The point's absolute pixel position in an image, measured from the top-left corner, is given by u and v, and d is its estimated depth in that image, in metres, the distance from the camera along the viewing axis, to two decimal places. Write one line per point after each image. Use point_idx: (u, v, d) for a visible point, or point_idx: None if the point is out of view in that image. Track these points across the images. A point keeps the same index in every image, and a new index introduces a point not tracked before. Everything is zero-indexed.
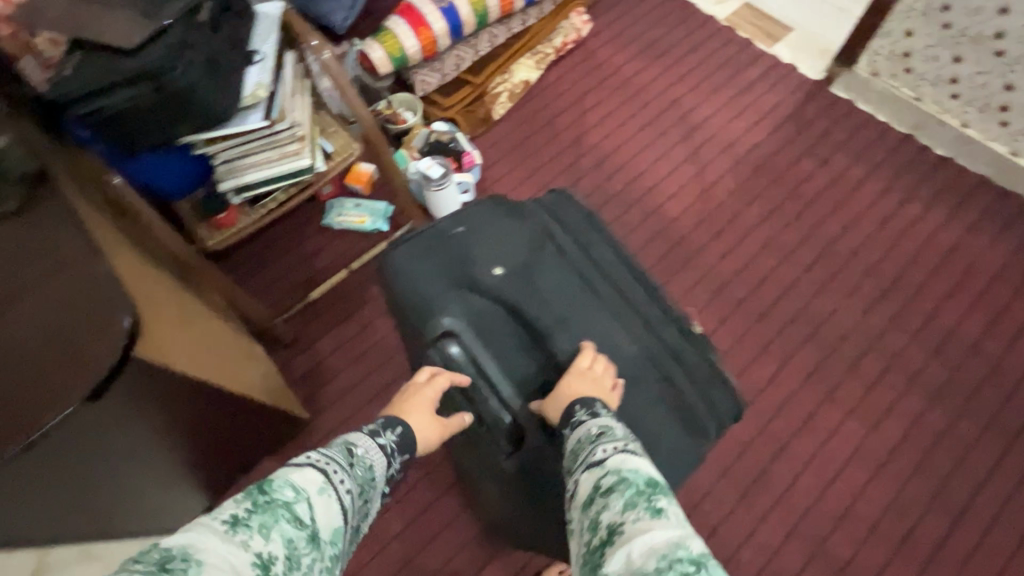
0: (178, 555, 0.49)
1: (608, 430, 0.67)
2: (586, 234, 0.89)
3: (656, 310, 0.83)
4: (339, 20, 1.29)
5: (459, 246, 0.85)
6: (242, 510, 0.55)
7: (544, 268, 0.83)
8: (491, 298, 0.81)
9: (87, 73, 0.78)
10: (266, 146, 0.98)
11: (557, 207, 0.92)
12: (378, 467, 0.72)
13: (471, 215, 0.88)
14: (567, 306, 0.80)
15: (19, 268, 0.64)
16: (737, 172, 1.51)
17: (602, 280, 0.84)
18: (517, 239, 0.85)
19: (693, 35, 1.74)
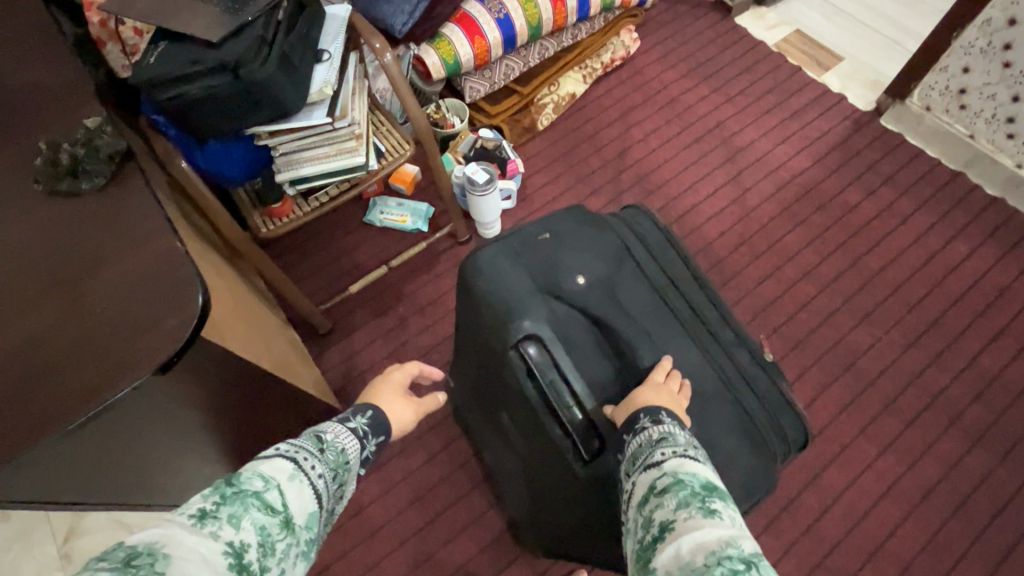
0: (144, 550, 0.45)
1: (669, 435, 0.66)
2: (663, 253, 0.92)
3: (728, 332, 0.86)
4: (398, 23, 1.30)
5: (544, 252, 0.88)
6: (210, 502, 0.51)
7: (625, 283, 0.87)
8: (571, 305, 0.84)
9: (171, 60, 0.82)
10: (324, 141, 1.02)
11: (635, 223, 0.95)
12: (349, 453, 0.70)
13: (556, 223, 0.92)
14: (646, 321, 0.83)
15: (92, 238, 0.65)
16: (780, 197, 1.50)
17: (678, 300, 0.87)
18: (600, 251, 0.89)
19: (742, 59, 1.74)
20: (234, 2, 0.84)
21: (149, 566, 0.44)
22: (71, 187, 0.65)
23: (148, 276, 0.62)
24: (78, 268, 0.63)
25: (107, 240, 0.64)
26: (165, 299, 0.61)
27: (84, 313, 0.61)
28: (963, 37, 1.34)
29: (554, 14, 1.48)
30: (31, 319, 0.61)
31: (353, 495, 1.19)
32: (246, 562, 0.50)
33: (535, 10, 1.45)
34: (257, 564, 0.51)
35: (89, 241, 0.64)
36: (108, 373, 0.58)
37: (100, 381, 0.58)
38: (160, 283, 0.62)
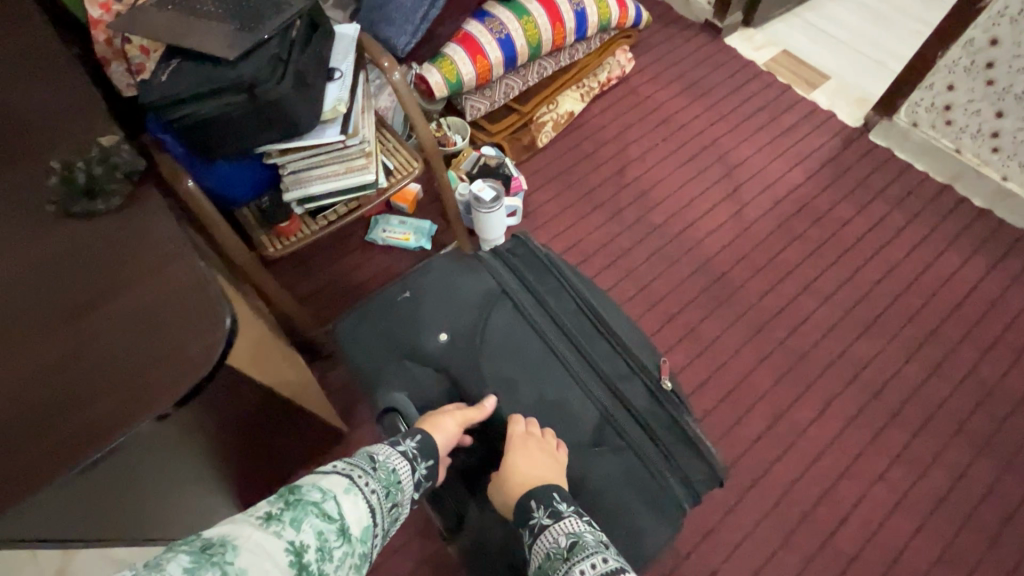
0: (217, 544, 0.52)
1: (578, 539, 0.71)
2: (542, 290, 0.99)
3: (604, 362, 0.92)
4: (402, 44, 1.32)
5: (411, 314, 0.96)
6: (275, 507, 0.57)
7: (490, 331, 0.94)
8: (436, 365, 0.93)
9: (185, 80, 0.81)
10: (335, 159, 1.01)
11: (508, 261, 1.02)
12: (402, 472, 0.73)
13: (425, 282, 0.99)
14: (511, 367, 0.91)
15: (110, 262, 0.62)
16: (778, 210, 1.53)
17: (557, 334, 0.94)
18: (465, 303, 0.96)
19: (734, 78, 1.79)
20: (249, 22, 0.83)
21: (219, 555, 0.51)
22: (86, 207, 0.64)
23: (171, 300, 0.60)
24: (96, 292, 0.61)
25: (125, 262, 0.62)
26: (188, 324, 0.59)
27: (104, 341, 0.59)
28: (947, 56, 1.40)
29: (554, 34, 1.50)
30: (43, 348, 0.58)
31: None
32: (304, 564, 0.55)
33: (535, 31, 1.47)
34: (314, 567, 0.55)
35: (106, 263, 0.62)
36: (130, 404, 0.55)
37: (120, 413, 0.55)
38: (184, 308, 0.60)
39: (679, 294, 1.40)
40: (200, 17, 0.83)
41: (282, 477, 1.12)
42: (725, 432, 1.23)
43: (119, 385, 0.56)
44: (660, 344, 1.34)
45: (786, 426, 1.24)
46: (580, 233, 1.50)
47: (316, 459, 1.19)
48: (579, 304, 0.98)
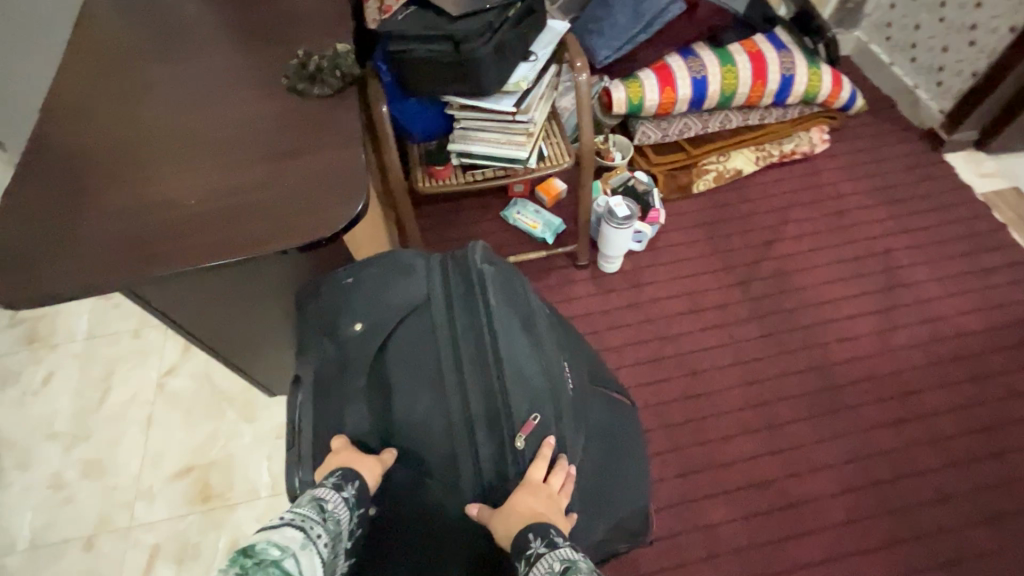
0: None
1: (572, 565, 0.60)
2: (466, 306, 0.80)
3: (485, 414, 0.74)
4: (602, 55, 1.42)
5: (337, 295, 0.85)
6: (232, 574, 0.52)
7: (399, 339, 0.81)
8: (342, 354, 0.82)
9: (415, 23, 0.96)
10: (500, 128, 1.12)
11: (452, 266, 0.84)
12: (346, 523, 0.67)
13: (366, 266, 0.87)
14: (400, 383, 0.78)
15: (302, 132, 0.78)
16: (934, 348, 1.33)
17: (452, 366, 0.77)
18: (390, 302, 0.83)
19: (939, 195, 1.59)
20: None
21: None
22: (305, 88, 0.80)
23: (334, 175, 0.74)
24: (285, 149, 0.77)
25: (316, 135, 0.78)
26: (335, 198, 0.72)
27: (275, 184, 0.75)
28: None
29: (751, 91, 1.49)
30: (237, 174, 0.76)
31: None
32: None
33: (734, 81, 1.47)
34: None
35: (299, 131, 0.78)
36: (274, 235, 0.71)
37: (261, 238, 0.71)
38: (341, 183, 0.73)
39: (777, 386, 1.29)
40: None
41: None
42: (767, 542, 1.11)
43: (269, 219, 0.72)
44: (735, 424, 1.24)
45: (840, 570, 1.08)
46: (699, 285, 1.45)
47: None
48: (490, 336, 0.77)
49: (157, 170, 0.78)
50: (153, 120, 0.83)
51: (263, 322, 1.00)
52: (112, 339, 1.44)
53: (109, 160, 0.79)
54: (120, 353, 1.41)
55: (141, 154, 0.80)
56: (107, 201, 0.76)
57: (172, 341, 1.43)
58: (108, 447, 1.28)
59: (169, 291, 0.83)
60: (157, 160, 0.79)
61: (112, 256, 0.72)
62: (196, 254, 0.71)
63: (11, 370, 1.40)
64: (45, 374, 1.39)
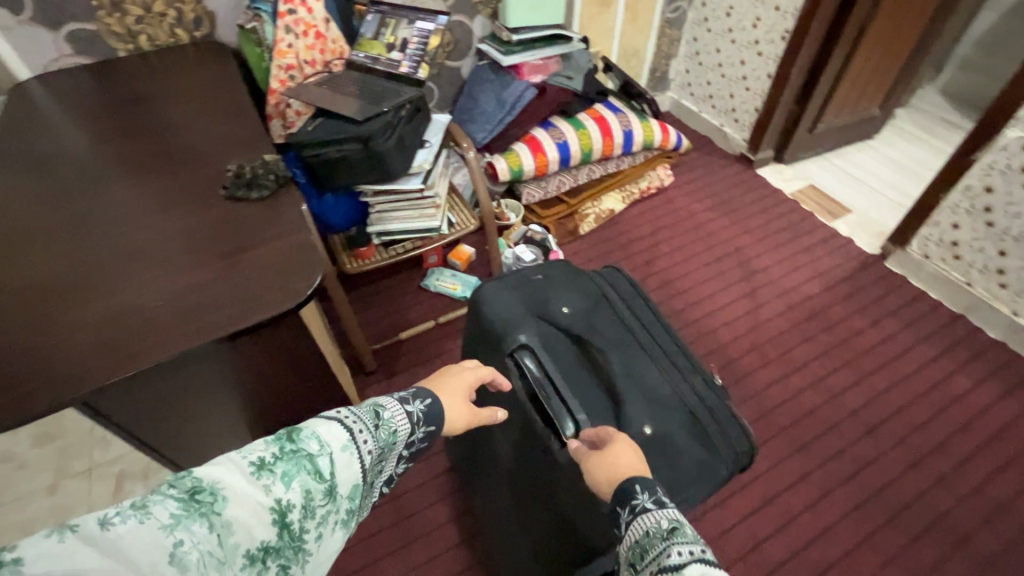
0: (207, 488, 0.50)
1: (680, 526, 0.59)
2: (636, 302, 1.07)
3: (684, 361, 0.97)
4: (480, 136, 1.73)
5: (536, 288, 1.04)
6: (269, 454, 0.55)
7: (600, 316, 1.01)
8: (558, 325, 0.98)
9: (324, 129, 1.13)
10: (411, 204, 1.30)
11: (611, 278, 1.12)
12: (402, 433, 0.68)
13: (547, 271, 1.10)
14: (616, 342, 0.97)
15: (249, 232, 0.90)
16: (791, 313, 1.66)
17: (646, 332, 1.01)
18: (581, 291, 1.05)
19: (761, 200, 2.03)
20: (375, 100, 1.18)
21: (208, 505, 0.50)
22: (244, 194, 0.93)
23: (289, 258, 0.86)
24: (238, 244, 0.88)
25: (260, 232, 0.90)
26: (294, 273, 0.84)
27: (236, 273, 0.85)
28: (948, 199, 1.59)
29: (603, 146, 1.83)
30: (192, 275, 0.85)
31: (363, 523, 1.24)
32: (286, 521, 0.54)
33: (588, 141, 1.80)
34: (297, 525, 0.55)
35: (247, 229, 0.90)
36: (246, 313, 0.80)
37: (232, 319, 0.79)
38: (297, 262, 0.86)
39: None
40: (342, 94, 1.19)
41: None
42: (719, 502, 1.28)
43: (236, 304, 0.81)
44: None
45: (780, 507, 1.27)
46: None
47: None
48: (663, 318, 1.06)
49: (108, 286, 0.84)
50: (95, 243, 0.90)
51: (219, 414, 1.03)
52: (23, 501, 1.31)
53: (49, 290, 0.84)
54: (37, 514, 1.29)
55: (89, 274, 0.85)
56: (59, 323, 0.80)
57: (100, 484, 1.33)
58: None
59: (126, 402, 0.86)
60: (106, 277, 0.85)
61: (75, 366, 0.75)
62: (167, 346, 0.77)
63: None
64: None
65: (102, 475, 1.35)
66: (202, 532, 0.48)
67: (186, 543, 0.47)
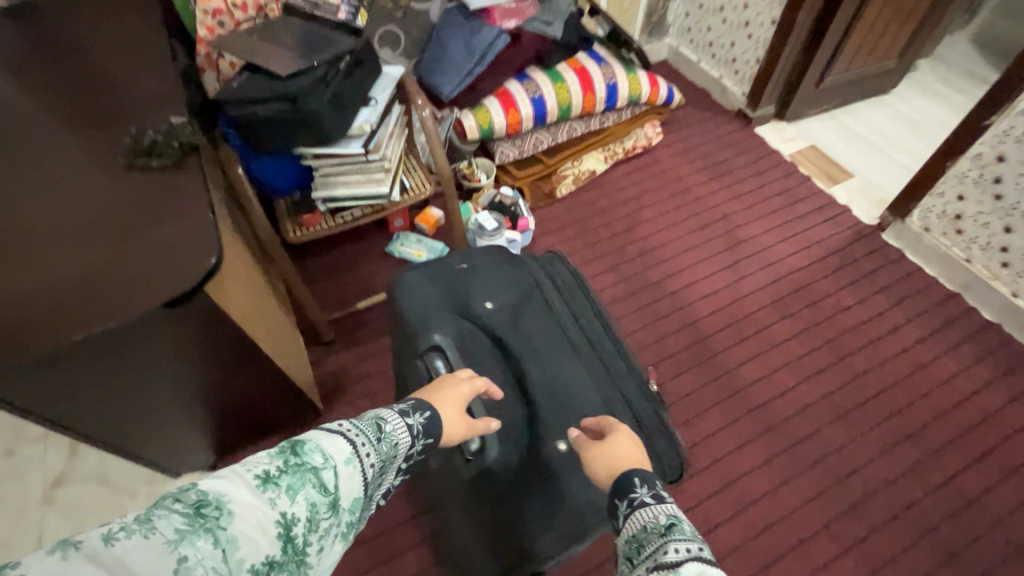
0: (212, 501, 0.46)
1: (678, 521, 0.57)
2: (573, 295, 1.00)
3: (618, 364, 0.93)
4: (447, 91, 1.56)
5: (459, 280, 0.95)
6: (274, 467, 0.51)
7: (528, 313, 0.94)
8: (478, 325, 0.91)
9: (250, 87, 1.03)
10: (357, 169, 1.20)
11: (549, 266, 1.04)
12: (403, 446, 0.64)
13: (476, 257, 1.00)
14: (542, 343, 0.90)
15: (148, 207, 0.81)
16: (775, 288, 1.56)
17: (578, 331, 0.94)
18: (510, 283, 0.96)
19: (757, 162, 1.88)
20: (307, 53, 1.06)
21: (214, 519, 0.46)
22: (145, 163, 0.84)
23: (187, 236, 0.78)
24: (133, 221, 0.79)
25: (160, 205, 0.81)
26: (190, 254, 0.76)
27: (126, 255, 0.76)
28: (956, 166, 1.44)
29: (584, 101, 1.69)
30: (77, 253, 0.76)
31: None
32: (290, 537, 0.49)
33: (567, 95, 1.66)
34: (300, 540, 0.50)
35: (146, 204, 0.81)
36: (133, 299, 0.72)
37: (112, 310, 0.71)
38: (195, 241, 0.77)
39: (661, 348, 1.45)
40: (273, 46, 1.07)
41: (256, 433, 1.26)
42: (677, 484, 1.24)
43: (118, 292, 0.72)
44: None
45: (739, 491, 1.23)
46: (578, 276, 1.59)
47: (293, 426, 1.32)
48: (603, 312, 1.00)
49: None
50: None
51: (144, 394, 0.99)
52: None
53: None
54: None
55: None
56: None
57: (55, 449, 1.33)
58: None
59: (20, 388, 0.81)
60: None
61: None
62: (40, 336, 0.69)
63: None
64: None
65: (58, 440, 1.34)
66: (208, 548, 0.44)
67: (191, 559, 0.43)
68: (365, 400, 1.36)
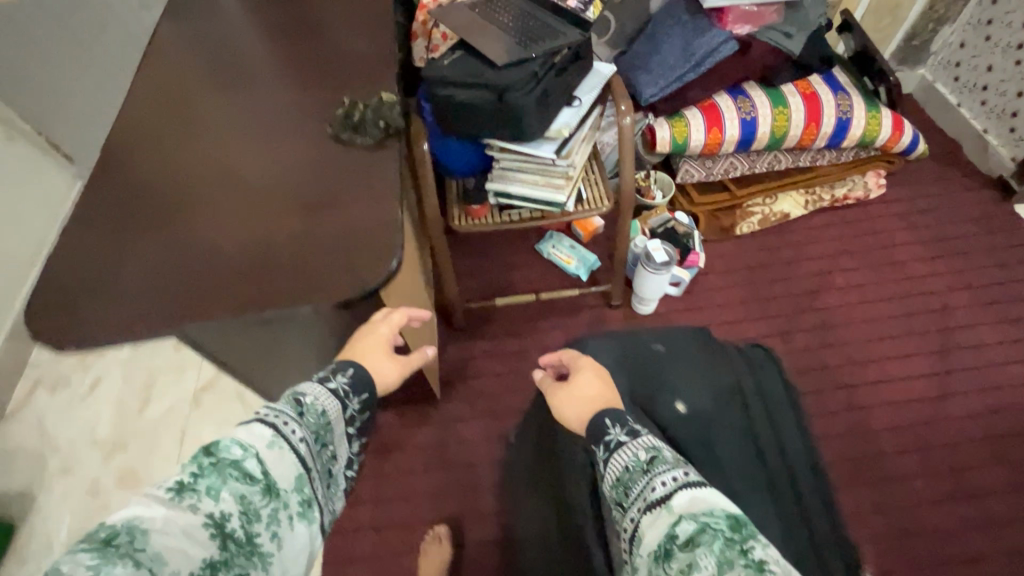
0: (123, 531, 0.44)
1: (659, 454, 0.59)
2: (781, 413, 0.84)
3: (825, 525, 0.74)
4: (647, 94, 1.39)
5: (650, 363, 0.88)
6: (187, 474, 0.49)
7: (723, 426, 0.80)
8: (660, 424, 0.81)
9: (459, 68, 0.96)
10: (538, 170, 1.11)
11: (758, 367, 0.89)
12: (332, 413, 0.65)
13: (674, 341, 0.91)
14: (733, 471, 0.76)
15: (338, 185, 0.78)
16: (991, 420, 1.25)
17: (781, 466, 0.78)
18: (706, 383, 0.85)
19: (1006, 251, 1.49)
20: (526, 39, 0.96)
21: (128, 545, 0.43)
22: (349, 138, 0.81)
23: (366, 233, 0.74)
24: (322, 199, 0.77)
25: (349, 187, 0.78)
26: (369, 252, 0.73)
27: (309, 236, 0.74)
28: None
29: (803, 134, 1.43)
30: (267, 224, 0.76)
31: (410, 481, 1.24)
32: (227, 534, 0.49)
33: (785, 123, 1.41)
34: (241, 533, 0.50)
35: (339, 182, 0.79)
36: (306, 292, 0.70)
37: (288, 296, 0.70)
38: (374, 239, 0.73)
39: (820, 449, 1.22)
40: (491, 25, 0.99)
41: (373, 402, 1.27)
42: None
43: (298, 278, 0.71)
44: None
45: None
46: (737, 333, 1.40)
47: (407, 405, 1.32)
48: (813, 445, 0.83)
49: (196, 212, 0.78)
50: (196, 153, 0.83)
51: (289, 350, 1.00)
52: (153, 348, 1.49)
53: (143, 194, 0.80)
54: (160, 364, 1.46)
55: (184, 188, 0.80)
56: (142, 237, 0.76)
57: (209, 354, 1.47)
58: (144, 458, 1.32)
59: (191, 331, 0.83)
60: (195, 196, 0.79)
61: (143, 294, 0.71)
62: (222, 305, 0.70)
63: (61, 375, 1.45)
64: (92, 382, 1.44)
65: None
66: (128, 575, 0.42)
67: None
68: (479, 400, 1.33)
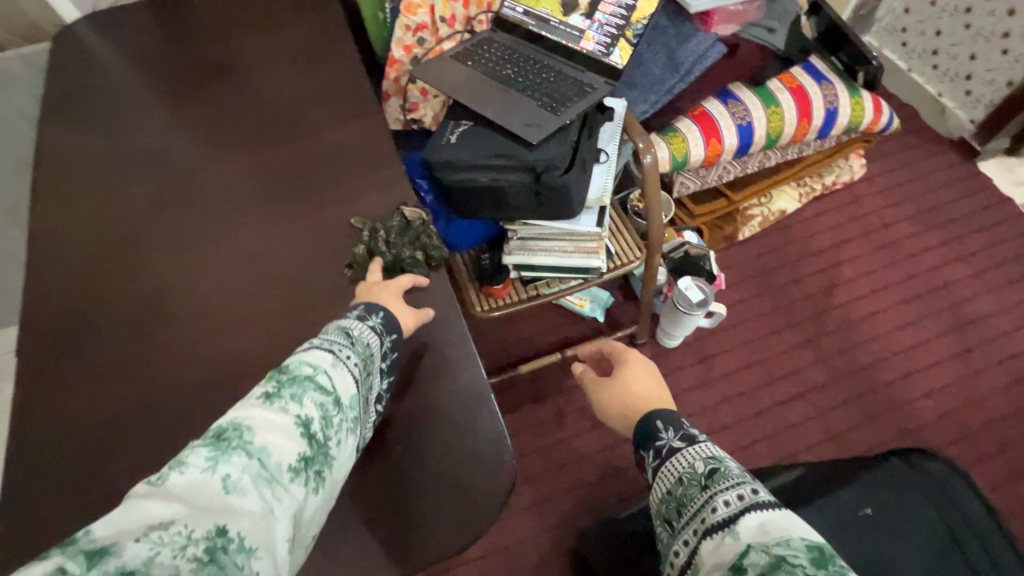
0: (229, 426, 0.45)
1: (718, 467, 0.53)
2: (997, 550, 0.73)
3: None
4: (640, 110, 1.23)
5: (863, 535, 0.73)
6: (270, 386, 0.50)
7: None
8: None
9: (474, 146, 0.78)
10: (566, 236, 0.95)
11: (951, 490, 0.78)
12: (377, 347, 0.60)
13: (874, 495, 0.77)
14: None
15: None
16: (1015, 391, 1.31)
17: None
18: (931, 552, 0.71)
19: (983, 214, 1.55)
20: (550, 101, 0.80)
21: (236, 438, 0.44)
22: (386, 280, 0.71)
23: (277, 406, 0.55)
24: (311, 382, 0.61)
25: None
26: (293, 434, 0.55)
27: None
28: None
29: (797, 131, 1.36)
30: None
31: None
32: (314, 436, 0.49)
33: (780, 123, 1.34)
34: (322, 434, 0.49)
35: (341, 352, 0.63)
36: None
37: None
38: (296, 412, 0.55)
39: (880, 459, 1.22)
40: (498, 85, 0.81)
41: None
42: None
43: None
44: None
45: None
46: (768, 349, 1.35)
47: None
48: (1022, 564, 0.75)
49: None
50: (201, 344, 0.68)
51: None
52: None
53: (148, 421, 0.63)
54: None
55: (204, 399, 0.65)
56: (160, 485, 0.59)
57: None
58: None
59: None
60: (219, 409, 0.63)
61: None
62: None
63: None
64: None
65: None
66: (243, 462, 0.43)
67: (234, 475, 0.42)
68: (528, 485, 1.19)
